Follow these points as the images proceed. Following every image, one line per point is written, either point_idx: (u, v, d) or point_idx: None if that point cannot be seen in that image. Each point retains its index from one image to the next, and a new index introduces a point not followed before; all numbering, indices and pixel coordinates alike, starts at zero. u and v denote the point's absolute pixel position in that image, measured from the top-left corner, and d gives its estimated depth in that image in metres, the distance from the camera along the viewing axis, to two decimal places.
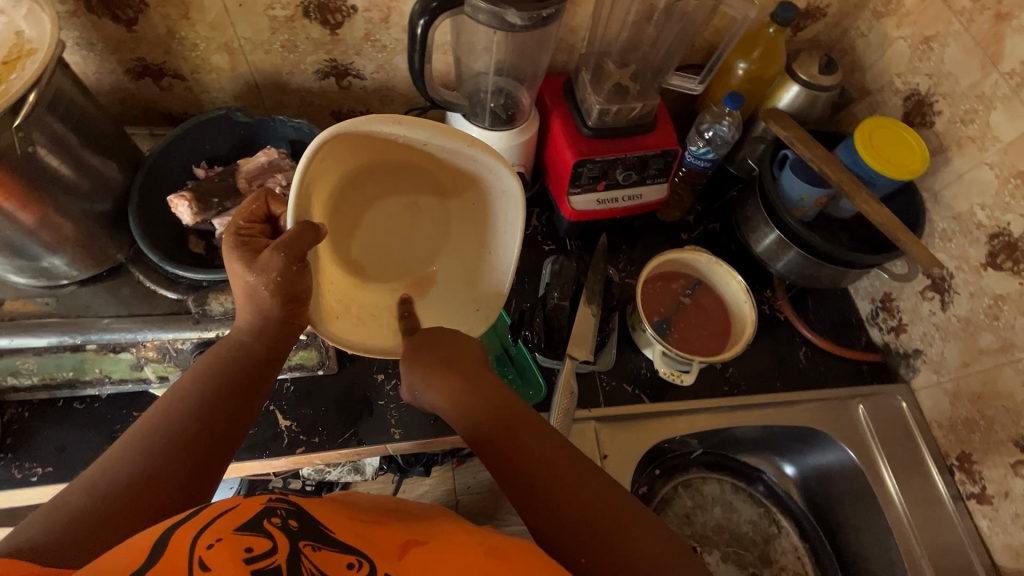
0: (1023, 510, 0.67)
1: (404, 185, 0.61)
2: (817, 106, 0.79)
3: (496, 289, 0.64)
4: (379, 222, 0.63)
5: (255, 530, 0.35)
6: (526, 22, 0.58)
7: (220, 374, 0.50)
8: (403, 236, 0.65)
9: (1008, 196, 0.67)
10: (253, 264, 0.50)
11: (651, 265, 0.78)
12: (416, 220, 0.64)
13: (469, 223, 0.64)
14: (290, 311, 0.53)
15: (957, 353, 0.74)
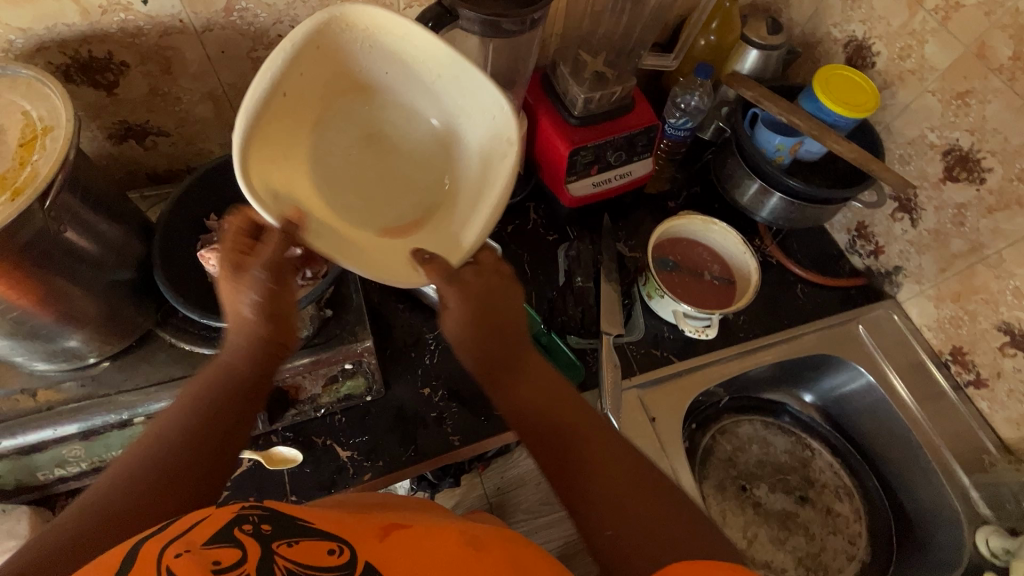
0: (1015, 384, 0.76)
1: (345, 131, 0.57)
2: (772, 65, 0.86)
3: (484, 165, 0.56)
4: (381, 184, 0.58)
5: (224, 540, 0.35)
6: (520, 27, 0.62)
7: (204, 398, 0.48)
8: (411, 174, 0.59)
9: (952, 115, 0.75)
10: (240, 282, 0.49)
11: (655, 235, 0.84)
12: (398, 153, 0.59)
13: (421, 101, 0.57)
14: (274, 332, 0.50)
15: (933, 261, 0.83)
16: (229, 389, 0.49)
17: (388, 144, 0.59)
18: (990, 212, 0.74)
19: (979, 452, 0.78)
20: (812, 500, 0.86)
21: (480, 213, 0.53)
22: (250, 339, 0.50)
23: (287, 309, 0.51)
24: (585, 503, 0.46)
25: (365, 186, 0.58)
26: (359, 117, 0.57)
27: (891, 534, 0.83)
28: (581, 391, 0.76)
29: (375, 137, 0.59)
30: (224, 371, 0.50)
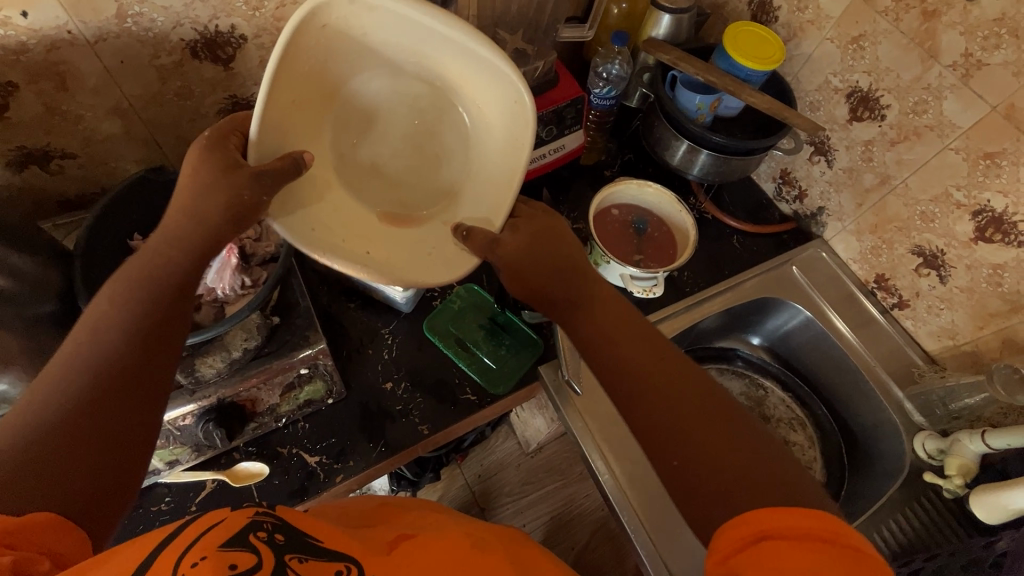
0: (932, 300, 0.83)
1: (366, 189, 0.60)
2: (685, 28, 0.89)
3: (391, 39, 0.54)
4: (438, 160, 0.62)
5: (240, 545, 0.36)
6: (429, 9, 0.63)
7: (136, 291, 0.45)
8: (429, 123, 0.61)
9: (851, 59, 0.80)
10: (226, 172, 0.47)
11: (623, 184, 0.88)
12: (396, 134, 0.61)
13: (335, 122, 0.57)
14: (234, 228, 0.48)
15: (850, 198, 0.89)
16: (167, 286, 0.46)
17: (375, 144, 0.60)
18: (893, 144, 0.80)
19: (908, 366, 0.85)
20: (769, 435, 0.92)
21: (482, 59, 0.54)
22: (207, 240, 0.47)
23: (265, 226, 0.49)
24: (652, 432, 0.44)
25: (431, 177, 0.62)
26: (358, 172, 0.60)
27: (842, 455, 0.90)
28: (542, 363, 0.78)
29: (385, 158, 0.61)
30: (151, 269, 0.46)
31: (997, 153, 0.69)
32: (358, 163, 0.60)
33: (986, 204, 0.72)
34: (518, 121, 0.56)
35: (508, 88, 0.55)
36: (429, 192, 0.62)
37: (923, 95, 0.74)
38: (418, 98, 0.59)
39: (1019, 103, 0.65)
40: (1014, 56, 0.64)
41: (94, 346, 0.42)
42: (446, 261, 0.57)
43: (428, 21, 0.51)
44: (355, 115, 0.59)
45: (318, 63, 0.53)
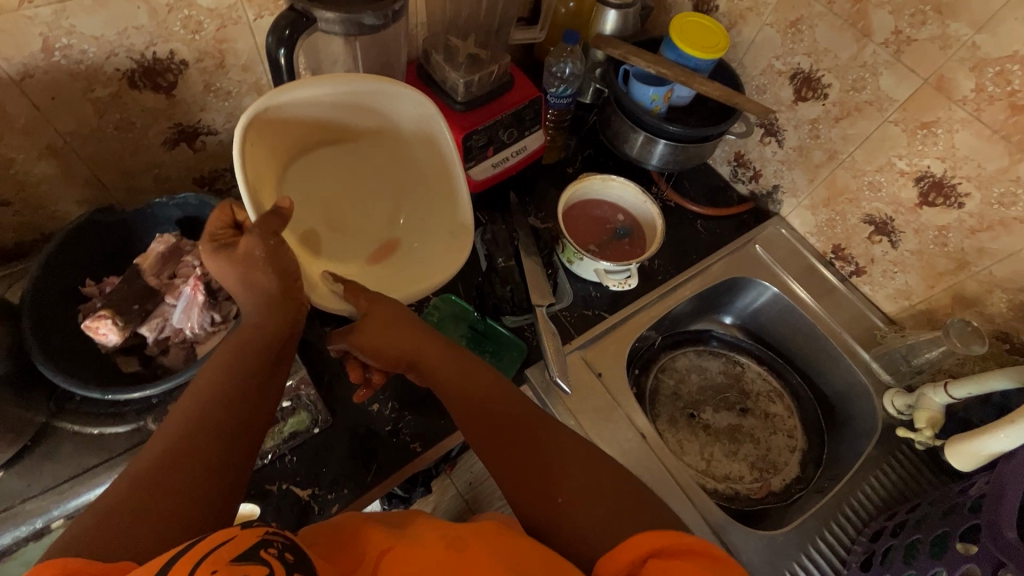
0: (885, 264, 0.87)
1: (335, 239, 0.70)
2: (633, 22, 0.90)
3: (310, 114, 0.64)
4: (381, 187, 0.74)
5: (251, 560, 0.34)
6: (383, 21, 0.59)
7: (237, 354, 0.52)
8: (359, 161, 0.72)
9: (791, 43, 0.84)
10: (236, 259, 0.52)
11: (601, 181, 0.90)
12: (340, 183, 0.71)
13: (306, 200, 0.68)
14: (288, 283, 0.54)
15: (803, 174, 0.93)
16: (261, 348, 0.53)
17: (337, 199, 0.71)
18: (837, 121, 0.84)
19: (871, 329, 0.90)
20: (751, 410, 0.93)
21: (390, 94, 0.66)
22: (261, 292, 0.53)
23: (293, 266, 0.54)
24: (529, 482, 0.51)
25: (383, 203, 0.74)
26: (324, 232, 0.69)
27: (820, 421, 0.93)
28: (527, 367, 0.78)
29: (347, 206, 0.72)
30: (251, 334, 0.53)
31: (933, 122, 0.73)
32: (318, 223, 0.69)
33: (928, 170, 0.76)
34: (440, 124, 0.69)
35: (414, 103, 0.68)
36: (398, 215, 0.75)
37: (860, 73, 0.78)
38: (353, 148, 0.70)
39: (947, 74, 0.70)
40: (940, 31, 0.68)
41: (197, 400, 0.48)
42: (442, 259, 0.71)
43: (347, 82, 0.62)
44: (308, 185, 0.68)
45: (260, 163, 0.61)
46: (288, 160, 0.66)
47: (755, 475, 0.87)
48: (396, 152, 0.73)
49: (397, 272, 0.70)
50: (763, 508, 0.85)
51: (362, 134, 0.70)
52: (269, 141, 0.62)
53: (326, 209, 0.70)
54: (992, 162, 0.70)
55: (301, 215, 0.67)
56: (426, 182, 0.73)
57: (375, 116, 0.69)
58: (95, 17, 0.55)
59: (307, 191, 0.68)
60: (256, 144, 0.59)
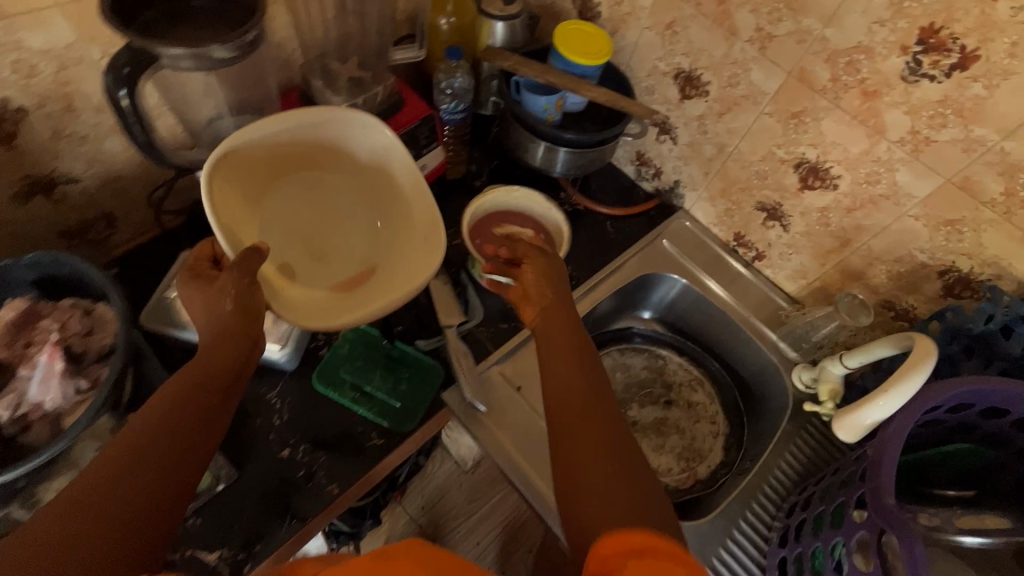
0: (780, 247, 0.92)
1: (314, 270, 0.72)
2: (519, 34, 0.91)
3: (267, 156, 0.71)
4: (353, 215, 0.77)
5: None
6: (238, 53, 0.56)
7: (182, 384, 0.49)
8: (327, 195, 0.76)
9: (669, 44, 0.87)
10: (207, 288, 0.57)
11: (515, 193, 0.90)
12: (320, 219, 0.75)
13: (287, 237, 0.72)
14: (246, 321, 0.56)
15: (698, 168, 0.96)
16: (215, 377, 0.51)
17: (320, 233, 0.74)
18: (720, 116, 0.87)
19: (776, 310, 0.94)
20: (675, 401, 0.96)
21: (331, 122, 0.73)
22: (219, 326, 0.55)
23: (256, 305, 0.57)
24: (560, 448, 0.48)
25: (357, 231, 0.76)
26: (302, 265, 0.71)
27: (739, 404, 0.96)
28: (444, 389, 0.77)
29: (329, 240, 0.74)
30: (204, 366, 0.52)
31: (801, 112, 0.77)
32: (298, 255, 0.72)
33: (804, 156, 0.81)
34: (379, 138, 0.74)
35: (354, 124, 0.74)
36: (376, 239, 0.76)
37: (733, 69, 0.81)
38: (321, 185, 0.75)
39: (807, 66, 0.74)
40: (795, 26, 0.72)
41: (141, 427, 0.44)
42: (414, 266, 0.70)
43: (288, 120, 0.70)
44: (288, 225, 0.73)
45: (231, 205, 0.65)
46: (262, 203, 0.71)
47: (682, 465, 0.89)
48: (360, 179, 0.77)
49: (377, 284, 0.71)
50: (693, 497, 0.87)
51: (323, 172, 0.76)
52: (239, 187, 0.68)
53: (307, 243, 0.73)
54: (856, 145, 0.74)
55: (284, 253, 0.71)
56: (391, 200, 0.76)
57: (329, 149, 0.75)
58: None
59: (287, 229, 0.72)
60: (225, 185, 0.65)
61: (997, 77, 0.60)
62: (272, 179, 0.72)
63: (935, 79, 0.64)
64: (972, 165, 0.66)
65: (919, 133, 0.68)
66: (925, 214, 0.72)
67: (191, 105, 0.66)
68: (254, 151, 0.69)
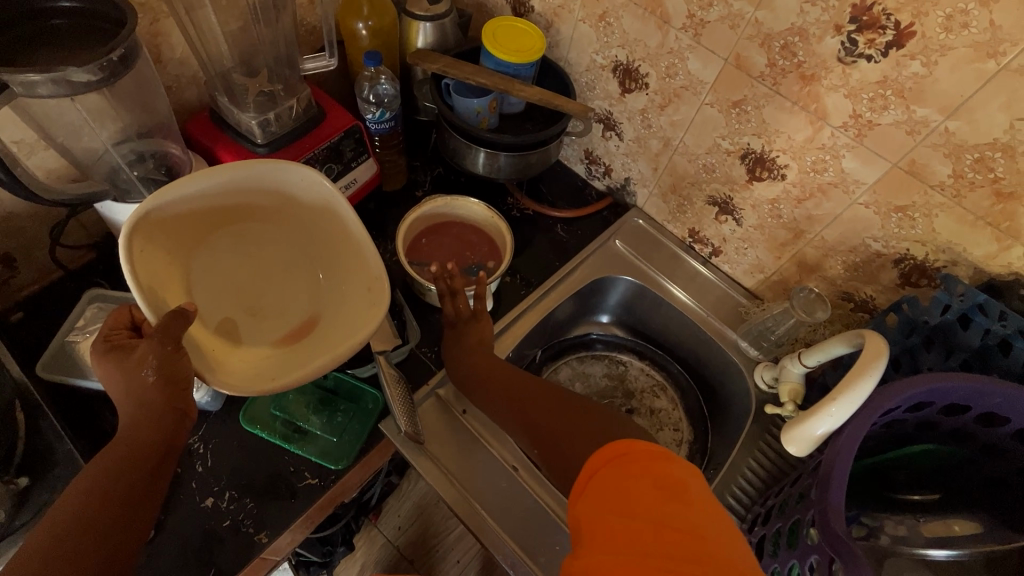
0: (736, 242, 0.88)
1: (255, 330, 0.63)
2: (449, 34, 0.87)
3: (195, 211, 0.62)
4: (299, 266, 0.69)
5: None
6: (103, 74, 0.51)
7: (105, 468, 0.50)
8: (269, 245, 0.68)
9: (604, 36, 0.82)
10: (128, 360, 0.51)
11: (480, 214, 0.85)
12: (258, 275, 0.67)
13: (222, 296, 0.63)
14: (176, 394, 0.52)
15: (646, 165, 0.92)
16: (141, 456, 0.51)
17: (259, 289, 0.66)
18: (662, 109, 0.83)
19: (735, 308, 0.90)
20: (636, 409, 0.93)
21: (268, 173, 0.65)
22: (141, 403, 0.51)
23: (187, 373, 0.53)
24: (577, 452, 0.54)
25: (305, 283, 0.68)
26: (241, 325, 0.63)
27: (703, 408, 0.93)
28: (382, 419, 0.72)
29: (268, 297, 0.66)
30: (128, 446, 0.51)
31: (742, 100, 0.73)
32: (235, 313, 0.63)
33: (749, 147, 0.77)
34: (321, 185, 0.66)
35: (293, 174, 0.66)
36: (322, 290, 0.68)
37: (670, 59, 0.77)
38: (258, 235, 0.67)
39: (743, 52, 0.69)
40: (726, 10, 0.68)
41: (61, 525, 0.46)
42: (366, 317, 0.62)
43: (215, 174, 0.62)
44: (224, 283, 0.64)
45: (154, 268, 0.57)
46: (192, 263, 0.62)
47: None
48: (302, 228, 0.69)
49: (323, 339, 0.63)
50: None
51: (259, 223, 0.67)
52: (165, 247, 0.59)
53: (245, 302, 0.64)
54: (799, 132, 0.70)
55: (219, 315, 0.62)
56: (339, 246, 0.68)
57: (265, 198, 0.66)
58: None
59: (222, 288, 0.63)
60: (144, 248, 0.57)
61: (935, 53, 0.56)
62: (204, 233, 0.64)
63: (872, 59, 0.60)
64: (918, 148, 0.62)
65: (862, 116, 0.64)
66: (875, 201, 0.68)
67: (77, 135, 0.61)
68: (179, 208, 0.60)
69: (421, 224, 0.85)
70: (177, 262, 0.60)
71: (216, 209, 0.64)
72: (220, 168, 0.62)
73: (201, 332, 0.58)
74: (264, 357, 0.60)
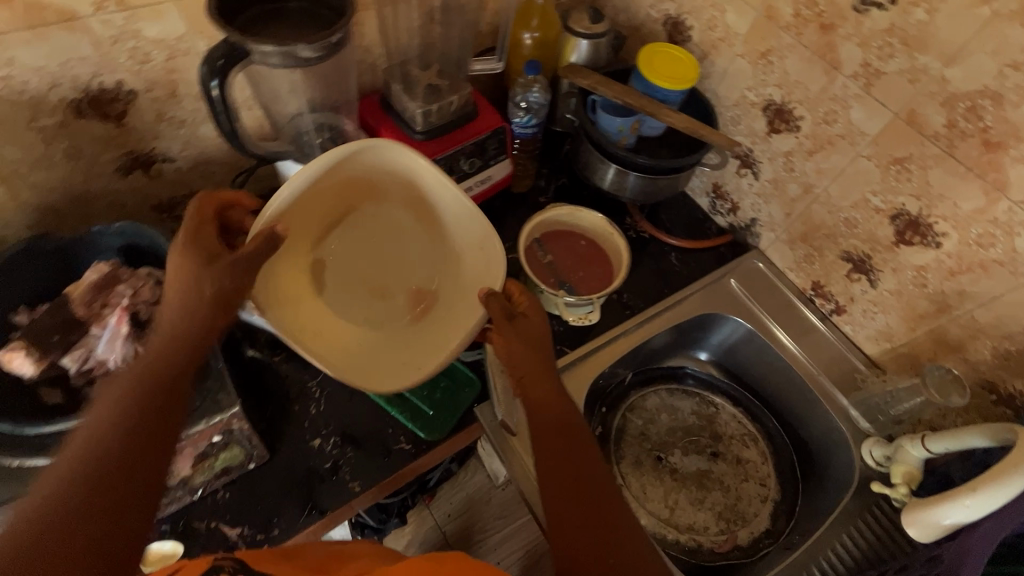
0: (866, 304, 0.83)
1: (380, 312, 0.71)
2: (603, 53, 0.90)
3: (309, 217, 0.69)
4: (411, 246, 0.74)
5: None
6: (321, 53, 0.59)
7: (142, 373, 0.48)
8: (382, 229, 0.74)
9: (762, 74, 0.81)
10: (205, 266, 0.53)
11: (622, 250, 0.85)
12: (377, 261, 0.73)
13: (350, 288, 0.71)
14: (224, 309, 0.54)
15: (779, 208, 0.89)
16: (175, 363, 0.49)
17: (380, 274, 0.73)
18: (811, 154, 0.80)
19: (851, 372, 0.85)
20: (722, 454, 0.89)
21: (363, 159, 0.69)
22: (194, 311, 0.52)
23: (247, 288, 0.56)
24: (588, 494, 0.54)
25: (418, 263, 0.74)
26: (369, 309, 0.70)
27: (794, 468, 0.88)
28: (478, 404, 0.76)
29: (387, 280, 0.73)
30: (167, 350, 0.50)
31: (906, 158, 0.70)
32: (361, 300, 0.71)
33: (903, 208, 0.72)
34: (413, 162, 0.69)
35: (388, 155, 0.69)
36: (433, 271, 0.73)
37: (831, 106, 0.75)
38: (375, 226, 0.74)
39: (919, 109, 0.66)
40: (909, 64, 0.65)
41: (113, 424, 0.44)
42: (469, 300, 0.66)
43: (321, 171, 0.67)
44: (349, 274, 0.72)
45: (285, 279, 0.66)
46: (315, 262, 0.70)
47: (721, 527, 0.83)
48: (401, 209, 0.74)
49: (438, 322, 0.68)
50: (726, 564, 0.80)
51: (366, 214, 0.73)
52: (291, 255, 0.68)
53: (370, 287, 0.72)
54: (968, 201, 0.66)
55: (348, 306, 0.70)
56: (443, 227, 0.72)
57: (372, 187, 0.72)
58: (37, 48, 0.56)
59: (349, 276, 0.72)
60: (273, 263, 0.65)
61: None
62: (326, 235, 0.71)
63: None
64: None
65: None
66: None
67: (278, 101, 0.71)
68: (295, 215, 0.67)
69: (572, 229, 0.89)
70: (311, 265, 0.70)
71: (327, 207, 0.70)
72: (319, 163, 0.66)
73: (335, 325, 0.68)
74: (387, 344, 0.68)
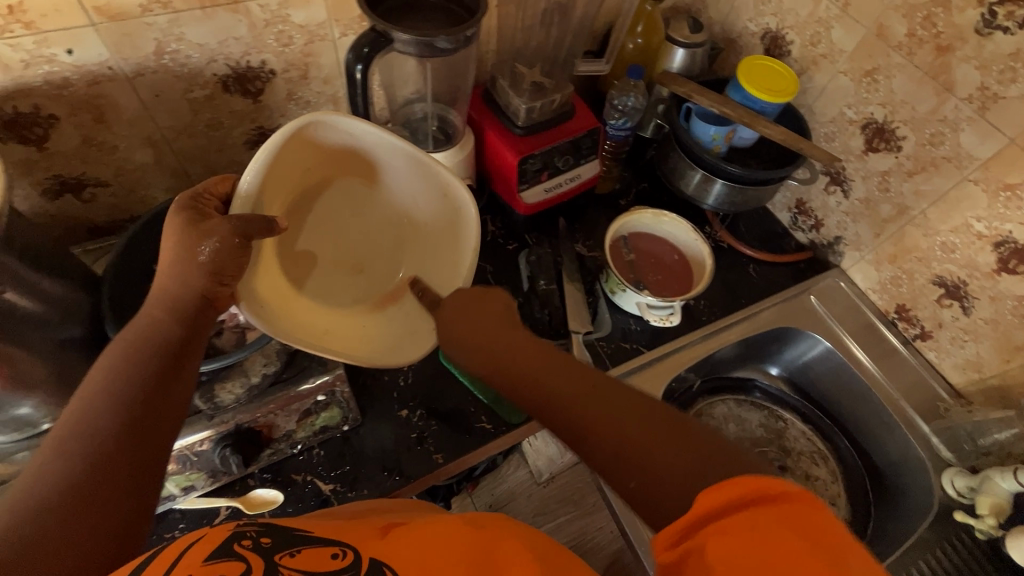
0: (956, 331, 0.81)
1: (362, 284, 0.71)
2: (699, 63, 0.91)
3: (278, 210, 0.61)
4: (377, 210, 0.72)
5: (226, 556, 0.33)
6: (455, 45, 0.62)
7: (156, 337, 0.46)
8: (344, 196, 0.70)
9: (864, 92, 0.81)
10: (201, 226, 0.49)
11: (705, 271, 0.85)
12: (348, 230, 0.72)
13: (333, 268, 0.70)
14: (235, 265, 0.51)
15: (868, 228, 0.88)
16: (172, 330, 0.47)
17: (350, 244, 0.72)
18: (910, 175, 0.80)
19: (933, 400, 0.83)
20: (790, 469, 0.90)
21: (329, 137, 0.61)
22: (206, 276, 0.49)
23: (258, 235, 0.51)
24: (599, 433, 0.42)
25: (385, 226, 0.73)
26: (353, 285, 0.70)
27: (866, 490, 0.87)
28: None
29: (359, 251, 0.72)
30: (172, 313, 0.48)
31: (1018, 184, 0.69)
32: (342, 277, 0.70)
33: (1009, 236, 0.71)
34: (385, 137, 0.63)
35: (352, 128, 0.61)
36: (412, 234, 0.74)
37: (939, 127, 0.74)
38: (340, 198, 0.70)
39: None
40: None
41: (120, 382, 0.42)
42: (453, 271, 0.68)
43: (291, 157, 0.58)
44: (324, 250, 0.70)
45: (273, 279, 0.61)
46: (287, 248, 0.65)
47: None
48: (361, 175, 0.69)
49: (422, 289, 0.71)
50: None
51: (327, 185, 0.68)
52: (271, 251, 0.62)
53: (349, 260, 0.71)
54: None
55: (335, 284, 0.69)
56: (415, 192, 0.70)
57: (335, 160, 0.65)
58: (203, 26, 0.62)
59: (324, 250, 0.70)
60: (263, 270, 0.58)
61: None
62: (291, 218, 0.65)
63: None
64: None
65: None
66: None
67: None
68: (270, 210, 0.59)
69: (664, 241, 0.91)
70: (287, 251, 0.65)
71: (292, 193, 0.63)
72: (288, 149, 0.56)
73: (329, 309, 0.66)
74: (385, 317, 0.70)
